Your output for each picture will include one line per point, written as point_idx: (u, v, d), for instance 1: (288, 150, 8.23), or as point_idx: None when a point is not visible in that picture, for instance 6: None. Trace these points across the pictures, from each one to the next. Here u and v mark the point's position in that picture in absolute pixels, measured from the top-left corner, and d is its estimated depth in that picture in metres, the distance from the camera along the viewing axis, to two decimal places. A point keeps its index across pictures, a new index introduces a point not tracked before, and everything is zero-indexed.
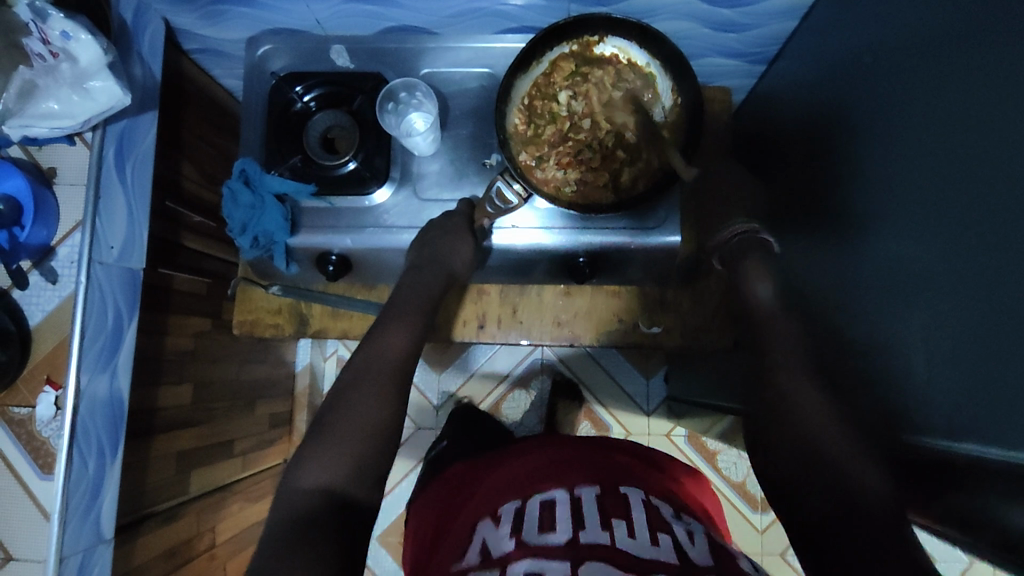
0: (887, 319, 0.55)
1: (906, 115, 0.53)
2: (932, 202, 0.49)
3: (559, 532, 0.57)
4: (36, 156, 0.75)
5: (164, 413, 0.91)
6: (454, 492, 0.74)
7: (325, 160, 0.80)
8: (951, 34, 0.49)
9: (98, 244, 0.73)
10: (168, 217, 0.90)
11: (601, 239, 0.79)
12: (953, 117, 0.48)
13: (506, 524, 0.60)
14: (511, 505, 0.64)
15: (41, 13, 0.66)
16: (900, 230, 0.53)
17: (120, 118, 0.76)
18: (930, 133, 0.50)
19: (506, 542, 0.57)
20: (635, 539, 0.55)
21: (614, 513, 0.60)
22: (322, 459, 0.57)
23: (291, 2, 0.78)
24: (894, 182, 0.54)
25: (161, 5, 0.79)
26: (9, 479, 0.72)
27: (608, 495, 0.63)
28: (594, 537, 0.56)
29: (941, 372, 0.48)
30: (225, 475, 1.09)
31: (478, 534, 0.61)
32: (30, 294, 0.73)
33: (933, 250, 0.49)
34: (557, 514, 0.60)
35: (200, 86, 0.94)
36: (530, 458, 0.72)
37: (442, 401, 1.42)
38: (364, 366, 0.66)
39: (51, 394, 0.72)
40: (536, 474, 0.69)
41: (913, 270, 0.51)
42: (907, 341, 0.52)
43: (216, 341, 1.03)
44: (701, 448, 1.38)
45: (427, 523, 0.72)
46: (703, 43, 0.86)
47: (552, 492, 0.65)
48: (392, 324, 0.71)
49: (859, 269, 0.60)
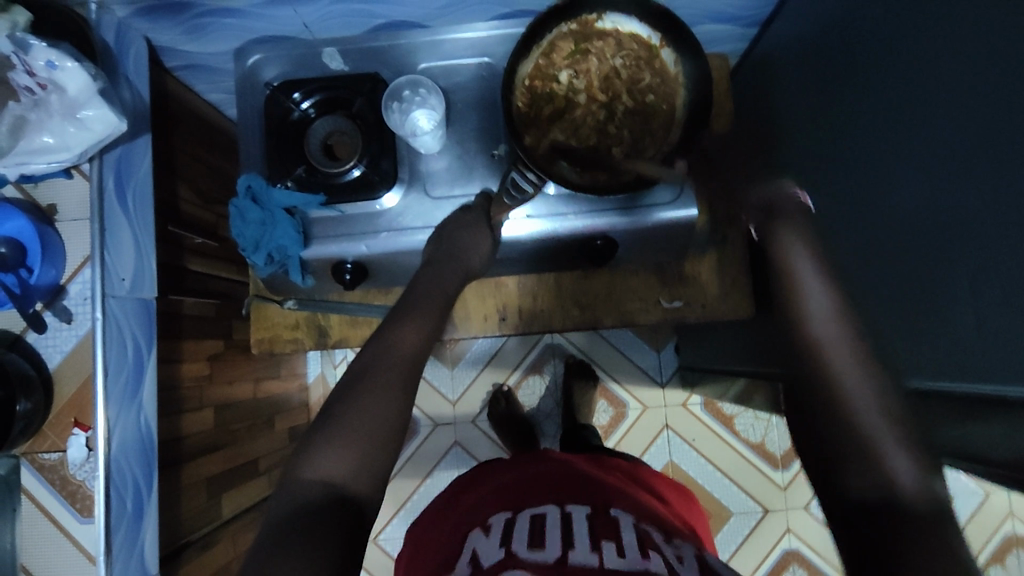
0: (922, 273, 0.55)
1: (925, 66, 0.53)
2: (963, 151, 0.49)
3: (548, 549, 0.56)
4: (34, 194, 0.72)
5: (189, 441, 0.89)
6: (448, 506, 0.73)
7: (328, 167, 0.78)
8: None
9: (109, 278, 0.71)
10: (172, 241, 0.88)
11: (609, 222, 0.79)
12: (978, 63, 0.48)
13: (496, 536, 0.60)
14: (501, 517, 0.64)
15: (22, 44, 0.63)
16: (929, 181, 0.53)
17: (116, 146, 0.73)
18: (954, 82, 0.50)
19: (495, 551, 0.57)
20: (624, 558, 0.55)
21: (604, 533, 0.59)
22: (379, 472, 0.57)
23: (278, 8, 0.75)
24: (919, 133, 0.54)
25: (142, 24, 0.75)
26: (46, 526, 0.71)
27: (599, 515, 0.63)
28: (583, 559, 0.55)
29: (988, 317, 0.48)
30: (255, 494, 1.08)
31: (467, 544, 0.61)
32: (46, 337, 0.71)
33: (965, 199, 0.50)
34: (548, 530, 0.60)
35: (186, 103, 0.91)
36: (520, 480, 0.72)
37: (458, 396, 1.42)
38: (375, 359, 0.62)
39: (81, 436, 0.71)
40: (529, 491, 0.69)
41: (947, 219, 0.52)
42: (949, 291, 0.52)
43: (231, 362, 1.02)
44: (718, 413, 1.39)
45: (422, 536, 0.71)
46: (697, 11, 0.86)
47: (543, 509, 0.64)
48: (408, 319, 0.67)
49: (888, 222, 0.60)
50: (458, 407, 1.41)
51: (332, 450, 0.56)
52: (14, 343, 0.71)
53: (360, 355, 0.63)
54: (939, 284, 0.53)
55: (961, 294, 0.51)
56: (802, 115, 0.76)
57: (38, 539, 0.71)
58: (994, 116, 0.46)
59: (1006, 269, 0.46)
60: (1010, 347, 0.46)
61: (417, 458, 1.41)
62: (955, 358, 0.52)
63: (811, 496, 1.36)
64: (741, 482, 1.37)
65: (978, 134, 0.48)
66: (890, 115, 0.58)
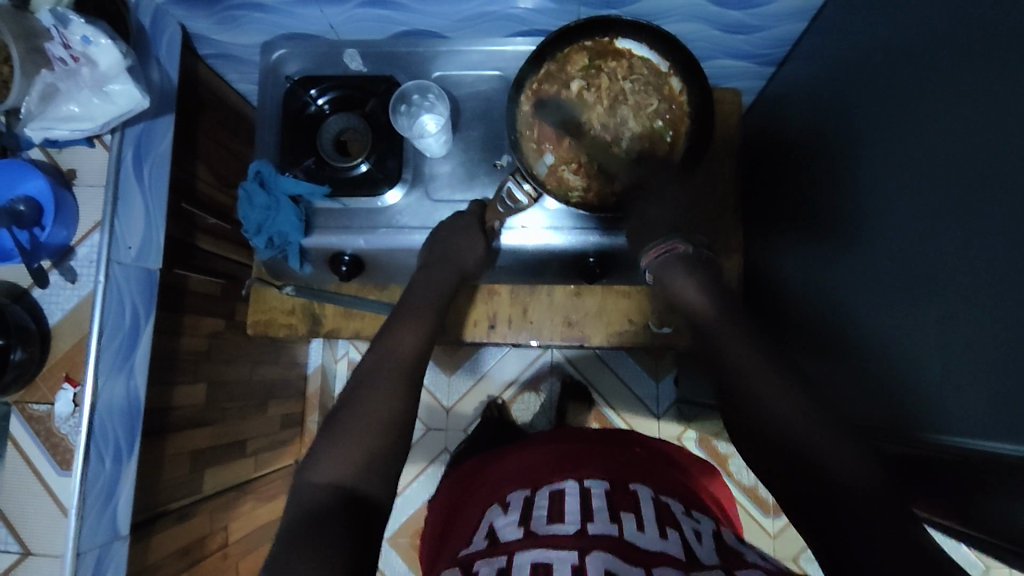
0: (906, 317, 0.55)
1: (931, 113, 0.53)
2: (966, 197, 0.49)
3: (568, 521, 0.57)
4: (56, 158, 0.76)
5: (178, 412, 0.92)
6: (468, 490, 0.75)
7: (337, 162, 0.81)
8: (976, 34, 0.49)
9: (116, 245, 0.75)
10: (184, 218, 0.92)
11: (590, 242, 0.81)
12: (988, 112, 0.47)
13: (514, 512, 0.61)
14: (520, 496, 0.65)
15: (63, 19, 0.68)
16: (922, 224, 0.54)
17: (138, 122, 0.77)
18: (960, 130, 0.50)
19: (513, 530, 0.58)
20: (642, 532, 0.56)
21: (621, 507, 0.60)
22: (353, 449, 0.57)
23: (307, 7, 0.79)
24: (913, 177, 0.55)
25: (178, 11, 0.80)
26: (27, 474, 0.73)
27: (617, 491, 0.64)
28: (603, 529, 0.56)
29: (972, 365, 0.47)
30: (238, 474, 1.10)
31: (485, 522, 0.63)
32: (50, 293, 0.75)
33: (954, 245, 0.50)
34: (567, 503, 0.61)
35: (214, 90, 0.96)
36: (537, 456, 0.72)
37: (452, 402, 1.42)
38: (375, 365, 0.64)
39: (70, 391, 0.74)
40: (549, 465, 0.70)
41: (937, 265, 0.52)
42: (930, 337, 0.52)
43: (230, 342, 1.04)
44: (713, 452, 1.37)
45: (447, 520, 0.73)
46: (712, 45, 0.88)
47: (561, 485, 0.65)
48: (401, 326, 0.68)
49: (880, 268, 0.60)
50: (452, 414, 1.42)
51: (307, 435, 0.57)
52: (20, 297, 0.75)
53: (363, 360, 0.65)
54: (921, 328, 0.53)
55: (940, 339, 0.51)
56: (804, 155, 0.76)
57: (19, 487, 0.73)
58: (990, 165, 0.47)
59: (991, 316, 0.46)
60: (993, 397, 0.46)
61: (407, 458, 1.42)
62: (933, 409, 0.51)
63: (801, 549, 1.32)
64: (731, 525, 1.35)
65: (980, 185, 0.48)
66: (891, 158, 0.59)
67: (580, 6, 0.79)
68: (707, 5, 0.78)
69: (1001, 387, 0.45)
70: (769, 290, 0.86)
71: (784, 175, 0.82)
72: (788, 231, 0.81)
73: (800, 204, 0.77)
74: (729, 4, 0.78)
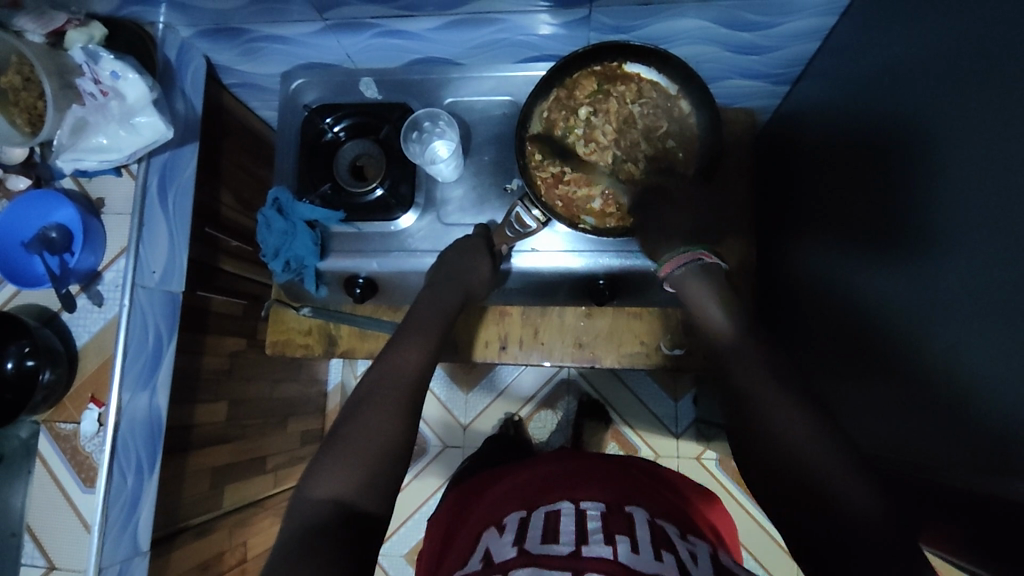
0: (921, 340, 0.54)
1: (947, 139, 0.53)
2: (982, 226, 0.48)
3: (563, 543, 0.58)
4: (86, 187, 0.80)
5: (200, 429, 0.94)
6: (462, 509, 0.77)
7: (353, 187, 0.84)
8: (993, 59, 0.48)
9: (141, 269, 0.78)
10: (207, 241, 0.95)
11: (609, 263, 0.81)
12: (1002, 141, 0.47)
13: (509, 534, 0.62)
14: (516, 517, 0.66)
15: (93, 55, 0.73)
16: (940, 251, 0.53)
17: (163, 151, 0.81)
18: (975, 157, 0.49)
19: (508, 550, 0.59)
20: (638, 555, 0.56)
21: (617, 528, 0.61)
22: (366, 474, 0.57)
23: (323, 37, 0.81)
24: (930, 203, 0.54)
25: (202, 43, 0.84)
26: (54, 491, 0.76)
27: (613, 512, 0.64)
28: (598, 551, 0.56)
29: (989, 401, 0.46)
30: (258, 490, 1.12)
31: (482, 544, 0.64)
32: (78, 317, 0.78)
33: (971, 274, 0.49)
34: (562, 523, 0.62)
35: (238, 116, 0.99)
36: (530, 479, 0.74)
37: (468, 420, 1.43)
38: (379, 382, 0.65)
39: (95, 411, 0.77)
40: (542, 484, 0.72)
41: (952, 294, 0.51)
42: (946, 368, 0.51)
43: (251, 361, 1.07)
44: (734, 473, 1.35)
45: (445, 535, 0.74)
46: (724, 66, 0.88)
47: (558, 505, 0.66)
48: (407, 337, 0.70)
49: (894, 288, 0.59)
50: (469, 431, 1.43)
51: None
52: (50, 320, 0.78)
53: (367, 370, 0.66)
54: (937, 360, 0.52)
55: (956, 370, 0.49)
56: (818, 177, 0.76)
57: (46, 503, 0.76)
58: (1003, 194, 0.46)
59: (1002, 347, 0.45)
60: (998, 431, 0.45)
61: (425, 475, 1.42)
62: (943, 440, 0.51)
63: None
64: (751, 548, 1.32)
65: (992, 216, 0.47)
66: (902, 183, 0.58)
67: (590, 33, 0.80)
68: (716, 27, 0.79)
69: (1006, 421, 0.44)
70: (784, 311, 0.85)
71: (798, 195, 0.81)
72: (801, 253, 0.80)
73: (815, 225, 0.76)
74: (739, 26, 0.78)
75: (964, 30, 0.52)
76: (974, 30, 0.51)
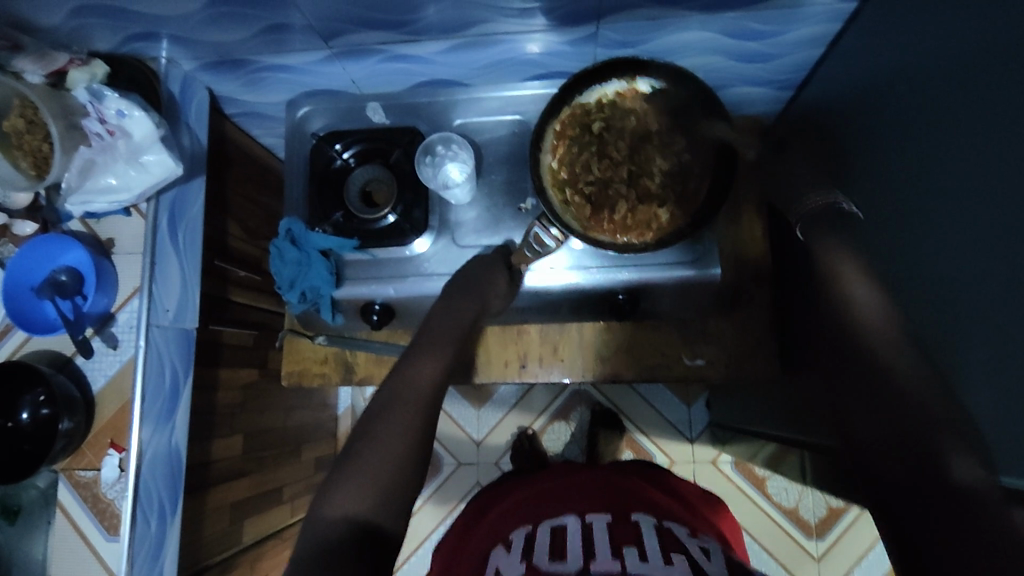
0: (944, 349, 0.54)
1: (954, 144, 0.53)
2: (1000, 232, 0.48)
3: (569, 561, 0.59)
4: (95, 228, 0.78)
5: (217, 465, 0.93)
6: (468, 524, 0.77)
7: (365, 214, 0.83)
8: None
9: (155, 308, 0.76)
10: (216, 274, 0.94)
11: (637, 276, 0.80)
12: None
13: (516, 552, 0.63)
14: (521, 533, 0.68)
15: (98, 94, 0.71)
16: (945, 261, 0.53)
17: (171, 188, 0.79)
18: None
19: (516, 567, 0.60)
20: (646, 563, 0.58)
21: (624, 539, 0.63)
22: (400, 508, 0.57)
23: (329, 65, 0.80)
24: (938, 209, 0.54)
25: (205, 76, 0.83)
26: (76, 539, 0.74)
27: (619, 523, 0.66)
28: (606, 567, 0.58)
29: None
30: (276, 522, 1.10)
31: (489, 562, 0.64)
32: (93, 361, 0.76)
33: None
34: (569, 542, 0.63)
35: (241, 146, 0.98)
36: (541, 493, 0.75)
37: (482, 436, 1.42)
38: (393, 393, 0.64)
39: (115, 457, 0.75)
40: (549, 499, 0.73)
41: (953, 297, 0.51)
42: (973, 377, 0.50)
43: (264, 391, 1.05)
44: (749, 474, 1.35)
45: (450, 551, 0.74)
46: (729, 74, 0.88)
47: (562, 520, 0.68)
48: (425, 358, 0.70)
49: (899, 290, 0.59)
50: (483, 448, 1.42)
51: (344, 483, 0.56)
52: (63, 366, 0.77)
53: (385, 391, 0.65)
54: (942, 370, 0.52)
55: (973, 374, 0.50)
56: None
57: (68, 552, 0.74)
58: None
59: None
60: None
61: (440, 495, 1.41)
62: None
63: (847, 571, 1.29)
64: (770, 548, 1.32)
65: None
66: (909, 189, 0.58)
67: (596, 49, 0.80)
68: (721, 38, 0.79)
69: None
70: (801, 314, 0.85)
71: None
72: None
73: None
74: (743, 36, 0.78)
75: (949, 36, 0.53)
76: None
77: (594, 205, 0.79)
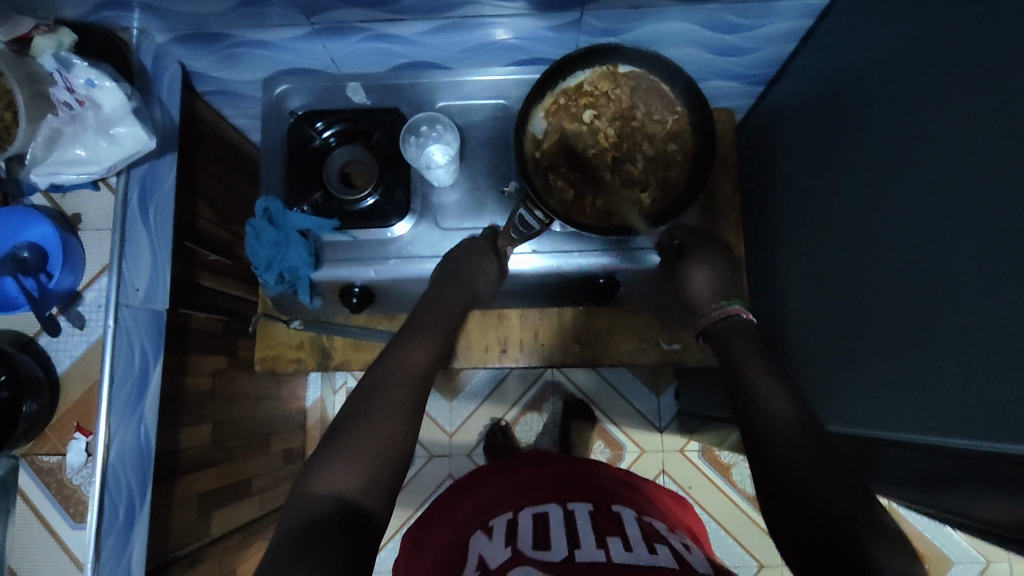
0: (906, 323, 0.56)
1: (915, 129, 0.55)
2: (954, 211, 0.51)
3: (555, 548, 0.60)
4: (60, 203, 0.76)
5: (186, 454, 0.90)
6: (442, 507, 0.77)
7: (342, 195, 0.82)
8: (954, 53, 0.52)
9: (124, 287, 0.74)
10: (186, 256, 0.91)
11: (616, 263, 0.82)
12: (968, 130, 0.49)
13: (499, 539, 0.64)
14: (504, 519, 0.68)
15: (66, 62, 0.68)
16: (913, 240, 0.55)
17: (142, 163, 0.77)
18: (945, 146, 0.52)
19: (502, 552, 0.60)
20: (631, 552, 0.59)
21: (608, 528, 0.64)
22: (381, 484, 0.56)
23: (308, 42, 0.79)
24: (904, 193, 0.57)
25: (178, 50, 0.80)
26: (37, 527, 0.71)
27: (600, 511, 0.68)
28: (591, 555, 0.58)
29: (975, 376, 0.48)
30: (245, 515, 1.07)
31: (471, 548, 0.65)
32: (58, 341, 0.73)
33: (945, 255, 0.51)
34: (553, 530, 0.64)
35: (213, 127, 0.96)
36: (527, 479, 0.75)
37: (455, 428, 1.41)
38: (380, 376, 0.65)
39: (82, 441, 0.72)
40: (529, 488, 0.73)
41: (925, 277, 0.53)
42: (934, 349, 0.52)
43: (232, 378, 1.02)
44: (714, 461, 1.38)
45: (421, 537, 0.74)
46: (705, 66, 0.90)
47: (545, 508, 0.69)
48: (407, 340, 0.70)
49: (875, 272, 0.61)
50: (454, 439, 1.41)
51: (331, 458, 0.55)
52: (26, 346, 0.73)
53: (370, 373, 0.65)
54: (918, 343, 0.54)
55: (937, 345, 0.52)
56: (799, 171, 0.78)
57: (29, 540, 0.71)
58: (973, 179, 0.49)
59: (982, 324, 0.47)
60: (983, 402, 0.47)
61: (411, 487, 1.40)
62: (931, 412, 0.53)
63: None
64: (733, 533, 1.35)
65: (965, 200, 0.49)
66: (878, 173, 0.61)
67: (579, 36, 0.81)
68: (699, 29, 0.81)
69: (996, 390, 0.46)
70: (771, 301, 0.88)
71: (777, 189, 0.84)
72: (785, 245, 0.83)
73: (797, 216, 0.79)
74: (720, 28, 0.80)
75: (924, 29, 0.55)
76: (935, 27, 0.54)
77: (577, 189, 0.80)
